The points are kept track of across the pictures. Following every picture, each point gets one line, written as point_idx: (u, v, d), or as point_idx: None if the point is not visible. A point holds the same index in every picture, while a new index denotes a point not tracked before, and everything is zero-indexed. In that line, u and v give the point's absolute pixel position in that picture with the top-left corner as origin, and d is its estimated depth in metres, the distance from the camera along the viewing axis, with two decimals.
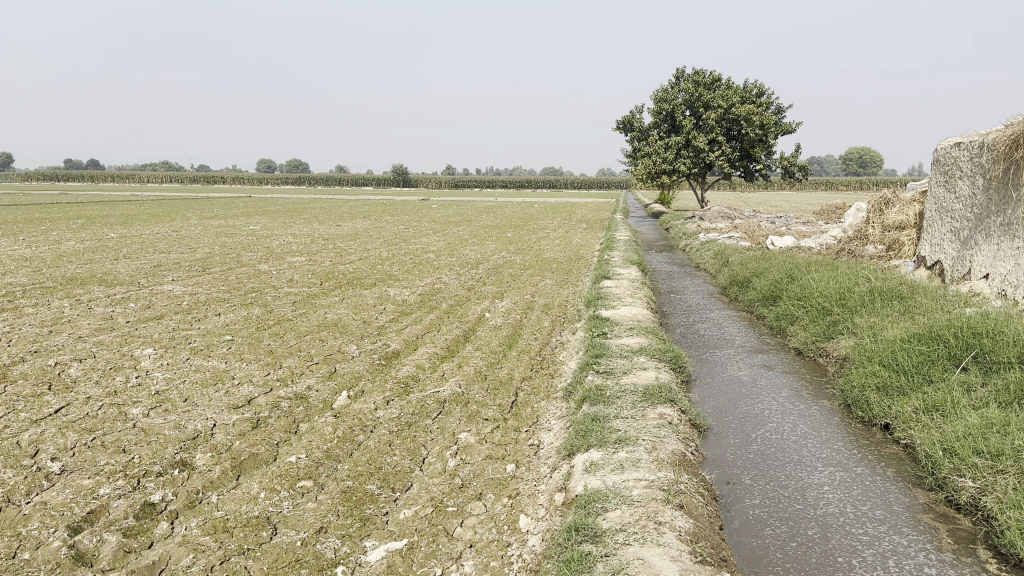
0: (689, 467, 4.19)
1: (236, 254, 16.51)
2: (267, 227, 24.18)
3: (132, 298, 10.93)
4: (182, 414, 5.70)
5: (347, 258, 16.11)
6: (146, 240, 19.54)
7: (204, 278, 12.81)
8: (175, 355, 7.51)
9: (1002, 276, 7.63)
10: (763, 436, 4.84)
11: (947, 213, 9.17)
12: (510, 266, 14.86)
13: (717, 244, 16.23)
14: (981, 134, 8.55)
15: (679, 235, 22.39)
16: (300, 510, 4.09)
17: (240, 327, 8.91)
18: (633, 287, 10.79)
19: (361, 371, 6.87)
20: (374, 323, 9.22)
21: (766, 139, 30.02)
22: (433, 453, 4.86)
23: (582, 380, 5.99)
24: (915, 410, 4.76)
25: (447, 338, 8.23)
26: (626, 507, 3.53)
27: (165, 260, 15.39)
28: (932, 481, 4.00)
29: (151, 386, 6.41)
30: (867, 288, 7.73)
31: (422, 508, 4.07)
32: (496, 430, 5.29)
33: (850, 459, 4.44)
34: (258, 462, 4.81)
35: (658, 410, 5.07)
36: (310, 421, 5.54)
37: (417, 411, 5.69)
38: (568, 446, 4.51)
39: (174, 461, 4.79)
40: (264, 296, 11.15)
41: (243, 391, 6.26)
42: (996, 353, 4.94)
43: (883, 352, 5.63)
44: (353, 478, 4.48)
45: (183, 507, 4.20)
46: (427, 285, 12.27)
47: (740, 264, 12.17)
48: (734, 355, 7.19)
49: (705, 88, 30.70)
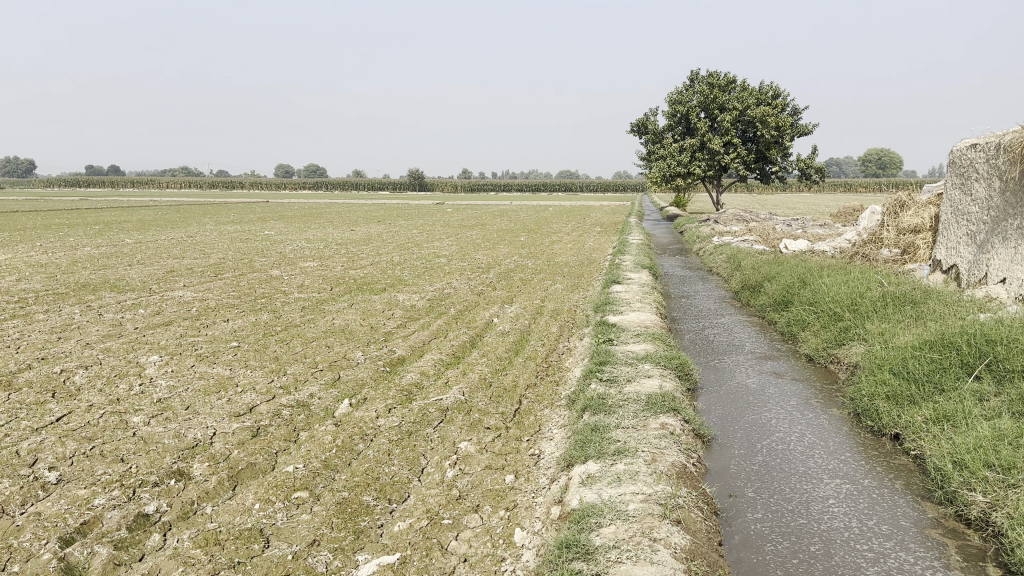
0: (689, 479, 4.09)
1: (249, 260, 16.54)
2: (282, 233, 24.26)
3: (142, 303, 10.94)
4: (182, 422, 5.66)
5: (358, 263, 16.09)
6: (161, 245, 19.63)
7: (214, 284, 12.82)
8: (180, 362, 7.49)
9: (1018, 281, 7.46)
10: (768, 447, 4.74)
11: (963, 216, 8.99)
12: (521, 271, 14.77)
13: (731, 248, 16.08)
14: (997, 136, 8.39)
15: (693, 239, 22.23)
16: (294, 522, 4.03)
17: (247, 333, 8.89)
18: (643, 292, 10.68)
19: (364, 378, 6.81)
20: (380, 329, 9.16)
21: (782, 141, 29.78)
22: (432, 463, 4.78)
23: (585, 388, 5.89)
24: (925, 419, 4.63)
25: (453, 344, 8.16)
26: (622, 523, 3.44)
27: (179, 266, 15.45)
28: (941, 495, 3.88)
29: (153, 394, 6.38)
30: (880, 293, 7.58)
31: (417, 521, 3.99)
32: (498, 439, 5.20)
33: (858, 471, 4.32)
34: (255, 472, 4.75)
35: (661, 420, 4.97)
36: (311, 430, 5.47)
37: (418, 419, 5.62)
38: (567, 457, 4.43)
39: (171, 471, 4.74)
40: (274, 301, 11.14)
41: (246, 399, 6.21)
42: (1010, 361, 4.80)
43: (894, 359, 5.50)
44: (349, 489, 4.41)
45: (176, 519, 4.15)
46: (437, 290, 12.21)
47: (753, 268, 12.03)
48: (744, 362, 7.08)
49: (720, 89, 30.53)
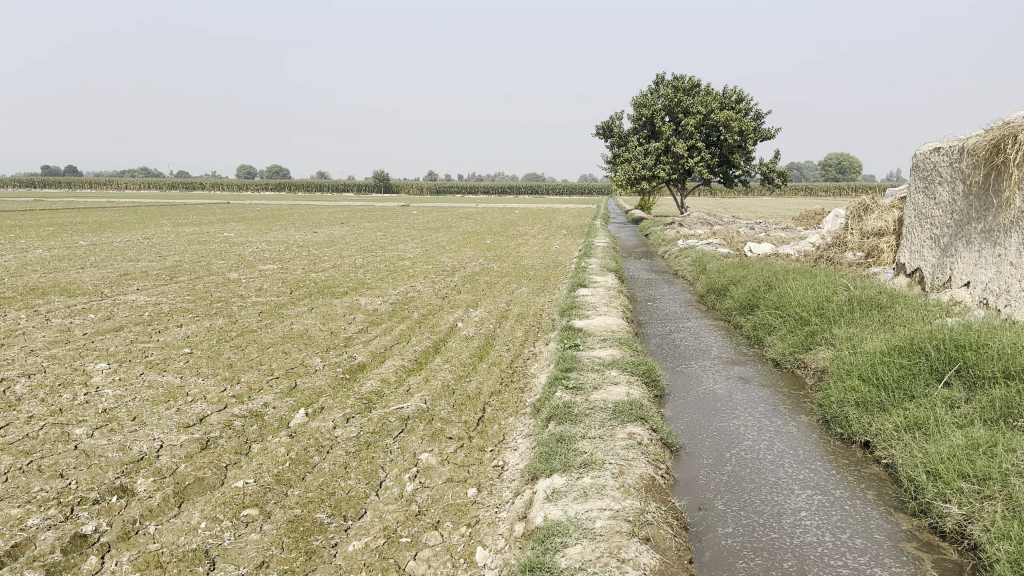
0: (658, 493, 3.94)
1: (206, 262, 16.16)
2: (241, 234, 23.74)
3: (93, 308, 10.54)
4: (128, 434, 5.37)
5: (320, 265, 15.83)
6: (115, 247, 19.13)
7: (170, 288, 12.47)
8: (129, 370, 7.17)
9: (983, 284, 7.46)
10: (737, 456, 4.61)
11: (927, 219, 9.00)
12: (487, 273, 14.61)
13: (696, 251, 16.07)
14: (960, 140, 8.41)
15: (658, 242, 22.20)
16: (241, 542, 3.79)
17: (201, 339, 8.57)
18: (610, 296, 10.56)
19: (322, 386, 6.56)
20: (340, 334, 8.89)
21: (745, 146, 29.97)
22: (390, 477, 4.57)
23: (551, 396, 5.71)
24: (895, 427, 4.55)
25: (416, 350, 7.94)
26: (588, 543, 3.28)
27: (133, 269, 14.97)
28: (915, 505, 3.78)
29: (98, 404, 6.07)
30: (846, 296, 7.54)
31: (373, 539, 3.78)
32: (460, 450, 5.01)
33: (830, 482, 4.21)
34: (203, 488, 4.50)
35: (628, 429, 4.82)
36: (263, 441, 5.23)
37: (377, 429, 5.40)
38: (531, 470, 4.26)
39: (112, 487, 4.46)
40: (231, 305, 10.82)
41: (196, 409, 5.93)
42: (979, 367, 4.74)
43: (863, 364, 5.43)
44: (302, 506, 4.18)
45: (116, 540, 3.89)
46: (400, 294, 11.99)
47: (718, 271, 11.94)
48: (710, 367, 6.98)
49: (684, 93, 30.66)
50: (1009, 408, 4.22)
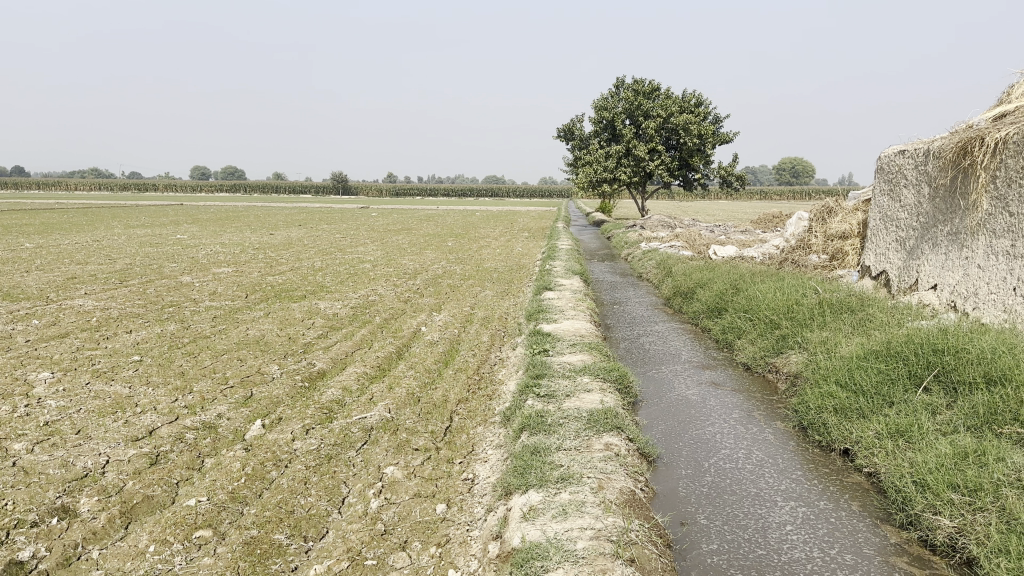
0: (639, 509, 3.76)
1: (159, 265, 15.66)
2: (193, 236, 23.18)
3: (37, 313, 10.06)
4: (71, 449, 5.02)
5: (277, 268, 15.43)
6: (62, 249, 18.48)
7: (120, 291, 12.00)
8: (74, 379, 6.78)
9: (950, 287, 7.45)
10: (716, 466, 4.45)
11: (892, 221, 9.00)
12: (449, 276, 14.37)
13: (658, 254, 16.00)
14: (925, 143, 8.42)
15: (621, 244, 22.20)
16: (192, 567, 3.51)
17: (151, 346, 8.20)
18: (576, 299, 10.41)
19: (280, 395, 6.27)
20: (300, 340, 8.59)
21: (704, 148, 30.16)
22: (354, 492, 4.32)
23: (521, 404, 5.50)
24: (877, 434, 4.43)
25: (379, 355, 7.69)
26: (569, 566, 3.08)
27: (81, 272, 14.46)
28: (902, 518, 3.66)
29: (40, 417, 5.69)
30: (816, 300, 7.47)
31: (336, 563, 3.52)
32: (427, 462, 4.78)
33: (812, 492, 4.07)
34: (153, 507, 4.20)
35: (604, 440, 4.64)
36: (217, 455, 4.94)
37: (339, 441, 5.13)
38: (504, 485, 4.05)
39: (53, 508, 4.13)
40: (184, 310, 10.42)
41: (144, 421, 5.60)
42: (958, 372, 4.64)
43: (838, 370, 5.33)
44: (259, 527, 3.91)
45: (55, 567, 3.57)
46: (361, 297, 11.68)
47: (683, 274, 11.86)
48: (681, 371, 6.85)
49: (644, 96, 30.79)
50: (993, 415, 4.12)
